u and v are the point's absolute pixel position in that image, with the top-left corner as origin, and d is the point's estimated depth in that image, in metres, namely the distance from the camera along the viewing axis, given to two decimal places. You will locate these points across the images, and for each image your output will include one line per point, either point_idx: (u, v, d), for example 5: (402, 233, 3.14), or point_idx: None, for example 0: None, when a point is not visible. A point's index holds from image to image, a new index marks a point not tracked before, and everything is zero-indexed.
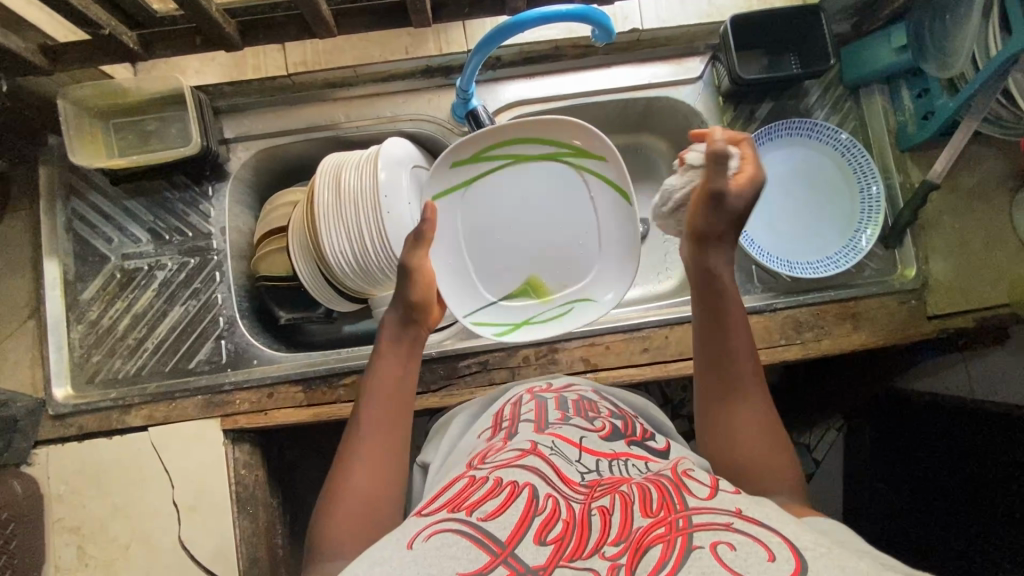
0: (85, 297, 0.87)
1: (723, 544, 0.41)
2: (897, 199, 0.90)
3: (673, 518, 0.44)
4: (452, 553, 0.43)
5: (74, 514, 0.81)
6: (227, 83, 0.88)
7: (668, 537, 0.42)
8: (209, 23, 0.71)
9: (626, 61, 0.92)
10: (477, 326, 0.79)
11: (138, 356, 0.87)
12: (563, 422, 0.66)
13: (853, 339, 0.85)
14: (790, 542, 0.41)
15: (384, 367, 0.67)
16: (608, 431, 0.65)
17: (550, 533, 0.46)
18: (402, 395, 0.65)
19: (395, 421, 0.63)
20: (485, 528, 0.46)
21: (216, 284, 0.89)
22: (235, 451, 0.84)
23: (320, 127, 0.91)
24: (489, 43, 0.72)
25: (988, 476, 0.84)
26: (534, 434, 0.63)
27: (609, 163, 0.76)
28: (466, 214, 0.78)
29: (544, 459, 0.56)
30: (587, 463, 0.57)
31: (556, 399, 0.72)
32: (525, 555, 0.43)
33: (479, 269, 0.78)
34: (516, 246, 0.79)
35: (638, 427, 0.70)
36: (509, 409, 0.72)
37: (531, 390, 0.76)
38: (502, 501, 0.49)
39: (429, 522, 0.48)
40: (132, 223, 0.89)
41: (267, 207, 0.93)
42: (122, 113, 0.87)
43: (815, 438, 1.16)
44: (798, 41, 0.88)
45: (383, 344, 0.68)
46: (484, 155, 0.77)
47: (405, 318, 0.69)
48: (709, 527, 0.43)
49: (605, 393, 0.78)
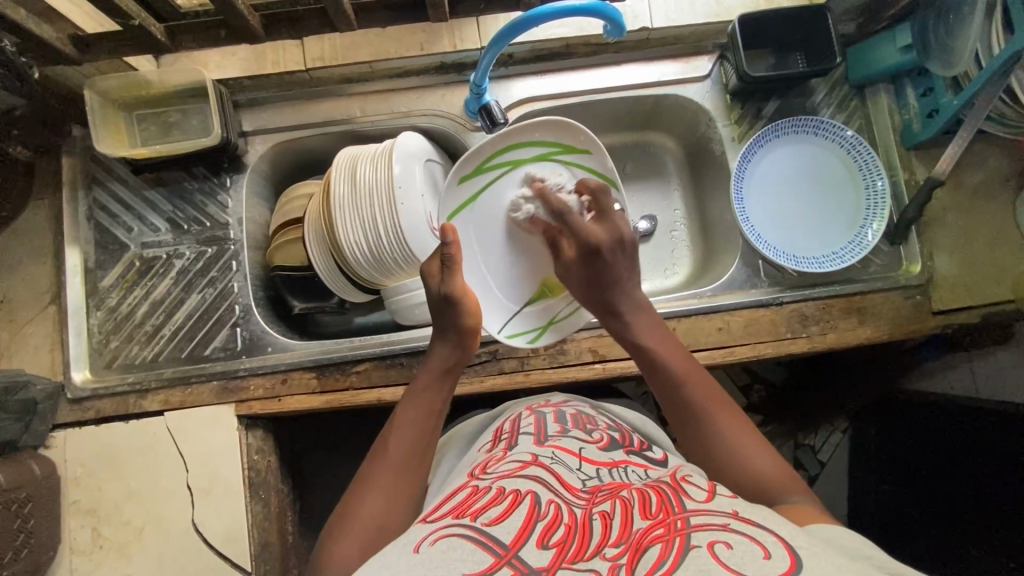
0: (105, 284, 0.89)
1: (721, 542, 0.42)
2: (903, 196, 0.91)
3: (672, 520, 0.45)
4: (457, 555, 0.44)
5: (89, 497, 0.82)
6: (247, 77, 0.90)
7: (667, 538, 0.43)
8: (236, 16, 0.73)
9: (636, 58, 0.94)
10: (510, 338, 0.84)
11: (156, 342, 0.89)
12: (562, 434, 0.67)
13: (858, 333, 0.86)
14: (785, 541, 0.42)
15: (426, 395, 0.70)
16: (605, 442, 0.67)
17: (552, 537, 0.46)
18: (435, 425, 0.68)
19: (423, 440, 0.66)
20: (490, 533, 0.47)
21: (232, 273, 0.91)
22: (248, 437, 0.86)
23: (336, 121, 0.93)
24: (504, 37, 0.73)
25: (993, 474, 0.85)
26: (535, 445, 0.64)
27: (593, 155, 0.79)
28: (480, 229, 0.81)
29: (545, 469, 0.57)
30: (588, 471, 0.59)
31: (554, 413, 0.74)
32: (528, 557, 0.44)
33: (501, 282, 0.83)
34: (532, 252, 0.83)
35: (635, 439, 0.71)
36: (508, 423, 0.74)
37: (530, 406, 0.77)
38: (504, 508, 0.50)
39: (435, 528, 0.49)
40: (152, 213, 0.91)
41: (283, 199, 0.95)
42: (146, 105, 0.90)
43: (820, 440, 1.18)
44: (803, 40, 0.90)
45: (428, 370, 0.72)
46: (486, 167, 0.80)
47: (453, 349, 0.74)
48: (706, 527, 0.44)
49: (603, 410, 0.80)
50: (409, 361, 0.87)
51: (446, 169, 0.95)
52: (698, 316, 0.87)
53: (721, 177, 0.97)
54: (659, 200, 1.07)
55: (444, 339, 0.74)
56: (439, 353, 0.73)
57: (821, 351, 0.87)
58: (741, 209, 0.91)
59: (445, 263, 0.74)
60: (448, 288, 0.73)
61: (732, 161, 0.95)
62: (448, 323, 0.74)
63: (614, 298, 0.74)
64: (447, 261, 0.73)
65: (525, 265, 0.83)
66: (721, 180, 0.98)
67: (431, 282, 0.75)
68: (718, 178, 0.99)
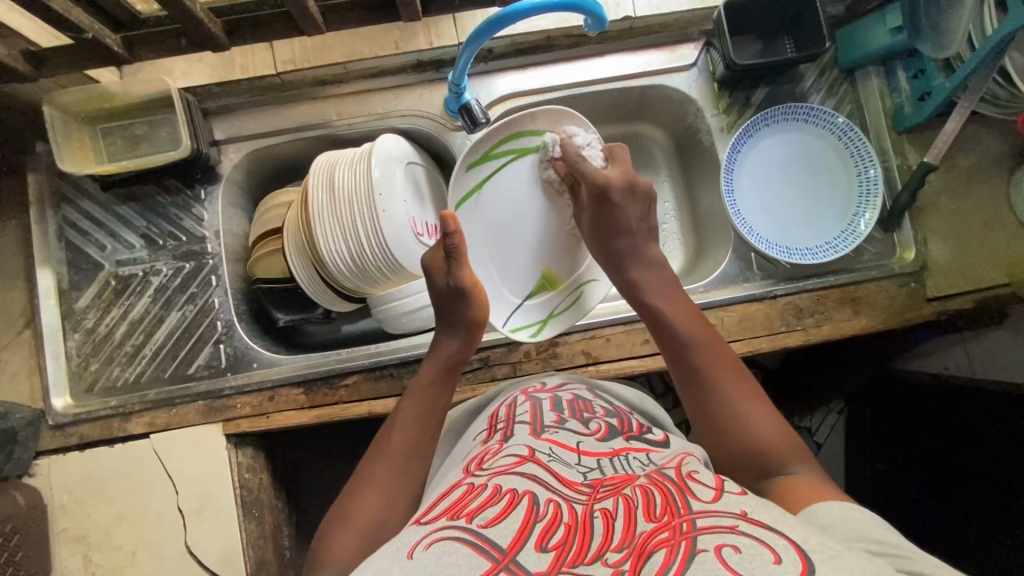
0: (81, 305, 0.87)
1: (728, 546, 0.39)
2: (895, 181, 0.89)
3: (677, 522, 0.43)
4: (453, 561, 0.42)
5: (79, 524, 0.80)
6: (215, 84, 0.87)
7: (672, 542, 0.41)
8: (194, 22, 0.70)
9: (619, 49, 0.91)
10: (513, 332, 0.86)
11: (137, 363, 0.87)
12: (559, 424, 0.62)
13: (854, 324, 0.85)
14: (797, 544, 0.40)
15: (431, 390, 0.68)
16: (604, 431, 0.62)
17: (551, 539, 0.44)
18: (438, 421, 0.67)
19: (423, 433, 0.65)
20: (486, 535, 0.44)
21: (212, 288, 0.88)
22: (239, 455, 0.84)
23: (312, 126, 0.90)
24: (482, 35, 0.70)
25: (992, 457, 0.84)
26: (531, 437, 0.59)
27: None
28: (485, 222, 0.85)
29: (543, 467, 0.54)
30: (587, 463, 0.55)
31: (551, 400, 0.68)
32: (527, 561, 0.42)
33: (502, 274, 0.86)
34: (534, 245, 0.87)
35: (634, 423, 0.66)
36: (504, 410, 0.68)
37: (525, 391, 0.72)
38: (501, 509, 0.47)
39: (429, 530, 0.47)
40: (125, 229, 0.88)
41: (261, 208, 0.92)
42: (109, 118, 0.86)
43: (817, 422, 1.16)
44: (791, 24, 0.87)
45: (433, 365, 0.71)
46: (494, 154, 0.84)
47: (463, 346, 0.72)
48: (713, 530, 0.41)
49: (601, 391, 0.74)
50: (399, 372, 0.85)
51: (428, 171, 0.92)
52: None
53: (711, 168, 0.95)
54: None
55: (450, 333, 0.73)
56: (445, 346, 0.72)
57: (817, 343, 0.86)
58: (731, 200, 0.88)
59: (450, 254, 0.71)
60: (459, 280, 0.71)
61: (722, 152, 0.92)
62: (455, 318, 0.73)
63: (619, 248, 0.75)
64: (451, 252, 0.71)
65: (523, 259, 0.87)
66: (711, 171, 0.95)
67: (438, 276, 0.73)
68: (708, 169, 0.96)
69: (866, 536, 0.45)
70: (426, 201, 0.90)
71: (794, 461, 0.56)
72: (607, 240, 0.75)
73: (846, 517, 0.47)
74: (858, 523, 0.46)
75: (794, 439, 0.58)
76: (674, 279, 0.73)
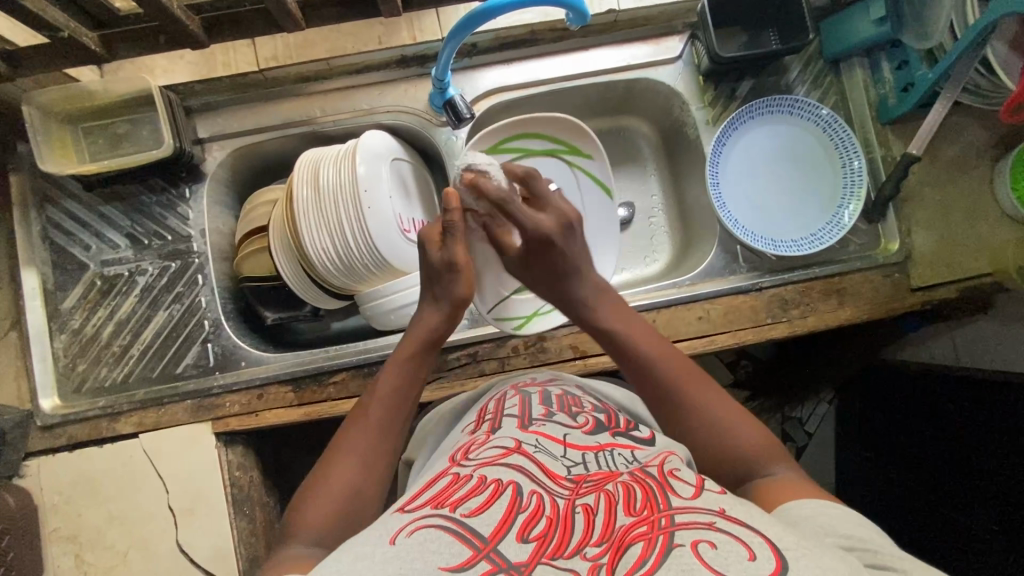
0: (66, 306, 0.86)
1: (705, 541, 0.40)
2: (880, 172, 0.90)
3: (656, 517, 0.43)
4: (434, 548, 0.42)
5: (69, 524, 0.80)
6: (198, 81, 0.87)
7: (649, 536, 0.41)
8: (172, 20, 0.70)
9: (603, 43, 0.91)
10: (499, 322, 0.87)
11: (125, 363, 0.87)
12: (547, 418, 0.63)
13: (839, 314, 0.86)
14: (772, 541, 0.40)
15: (410, 364, 0.68)
16: (591, 425, 0.62)
17: (533, 530, 0.44)
18: (416, 397, 0.67)
19: (400, 405, 0.65)
20: (469, 524, 0.45)
21: (199, 287, 0.88)
22: (228, 453, 0.84)
23: (296, 123, 0.89)
24: (464, 29, 0.69)
25: (975, 444, 0.85)
26: (518, 430, 0.60)
27: (594, 160, 0.90)
28: None
29: (529, 458, 0.54)
30: (573, 457, 0.55)
31: (540, 394, 0.69)
32: (507, 550, 0.42)
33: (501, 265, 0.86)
34: None
35: (622, 419, 0.67)
36: (493, 403, 0.69)
37: (515, 385, 0.72)
38: (485, 499, 0.48)
39: (411, 518, 0.46)
40: (109, 229, 0.88)
41: (247, 206, 0.92)
42: (91, 117, 0.86)
43: (807, 412, 1.16)
44: (773, 15, 0.87)
45: (414, 339, 0.70)
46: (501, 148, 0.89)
47: (449, 314, 0.72)
48: (691, 526, 0.42)
49: (590, 389, 0.75)
50: None
51: (415, 168, 0.92)
52: (678, 308, 0.87)
53: (696, 162, 0.95)
54: (635, 187, 1.04)
55: (434, 305, 0.72)
56: (428, 319, 0.72)
57: (802, 335, 0.87)
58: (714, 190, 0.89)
59: (447, 231, 0.72)
60: (450, 255, 0.71)
61: (707, 145, 0.92)
62: (443, 292, 0.72)
63: (570, 285, 0.73)
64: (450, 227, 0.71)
65: None
66: (697, 166, 0.95)
67: (432, 249, 0.72)
68: (693, 162, 0.96)
69: (836, 533, 0.46)
70: (413, 198, 0.90)
71: (766, 465, 0.57)
72: (554, 281, 0.73)
73: (817, 514, 0.48)
74: (826, 521, 0.47)
75: (769, 442, 0.59)
76: (621, 300, 0.74)
